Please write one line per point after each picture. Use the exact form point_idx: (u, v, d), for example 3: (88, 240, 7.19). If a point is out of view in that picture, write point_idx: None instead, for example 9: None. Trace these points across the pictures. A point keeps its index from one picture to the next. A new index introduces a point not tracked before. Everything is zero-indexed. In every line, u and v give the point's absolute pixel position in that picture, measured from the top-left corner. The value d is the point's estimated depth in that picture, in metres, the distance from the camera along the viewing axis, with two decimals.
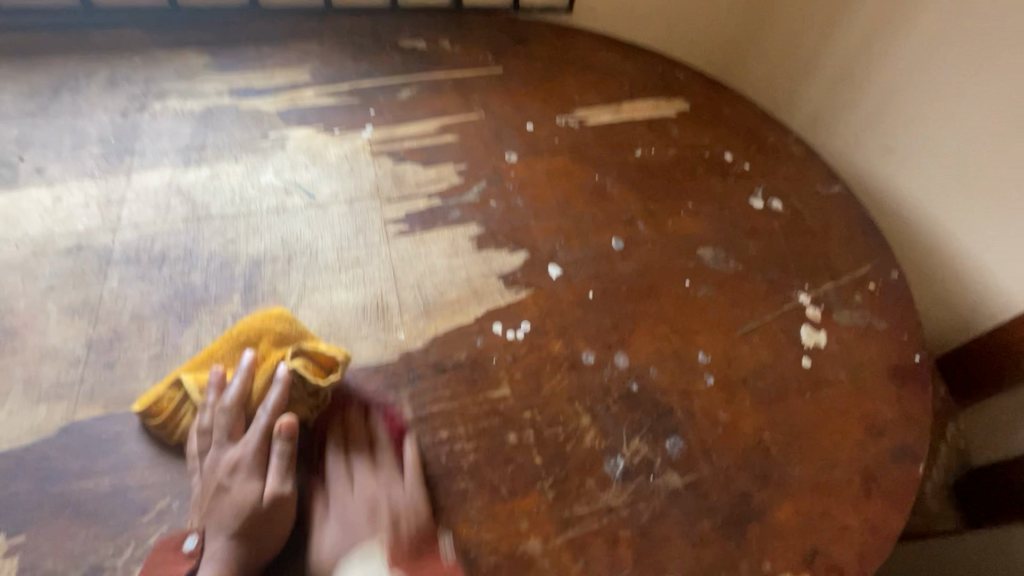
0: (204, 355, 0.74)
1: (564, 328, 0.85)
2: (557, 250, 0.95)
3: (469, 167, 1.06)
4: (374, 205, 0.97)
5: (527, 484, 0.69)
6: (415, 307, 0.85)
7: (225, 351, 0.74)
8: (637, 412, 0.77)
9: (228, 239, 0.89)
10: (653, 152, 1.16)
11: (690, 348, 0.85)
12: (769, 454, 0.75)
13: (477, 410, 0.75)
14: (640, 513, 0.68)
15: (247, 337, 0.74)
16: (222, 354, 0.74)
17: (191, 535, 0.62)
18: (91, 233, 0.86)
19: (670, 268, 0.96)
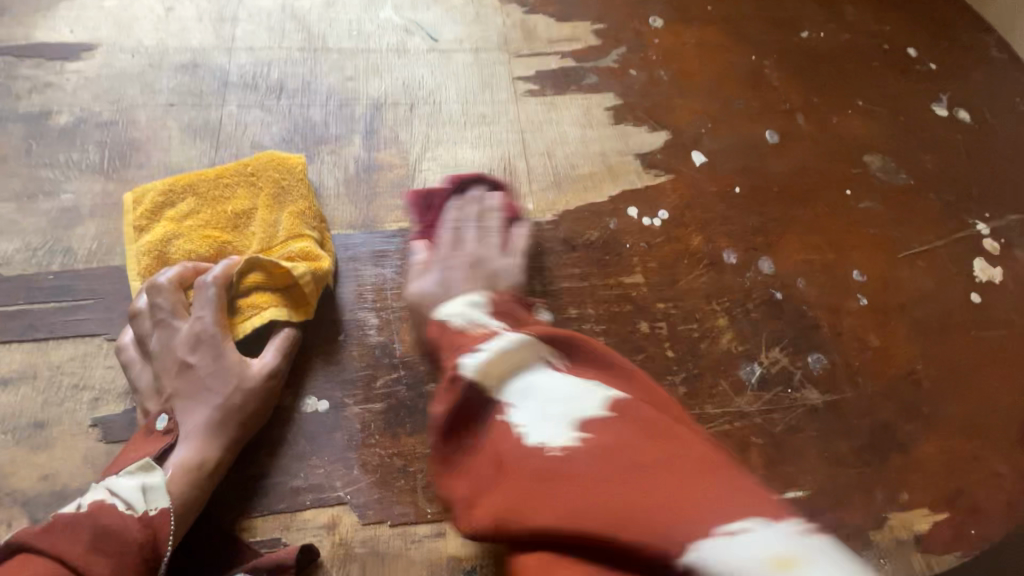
0: (213, 241, 0.63)
1: (706, 223, 0.76)
2: (702, 135, 0.84)
3: (607, 28, 0.92)
4: (501, 58, 0.86)
5: (656, 376, 0.65)
6: (545, 176, 0.77)
7: (232, 235, 0.63)
8: (780, 322, 0.70)
9: (347, 76, 0.81)
10: (823, 35, 0.98)
11: (844, 264, 0.76)
12: (921, 387, 0.68)
13: (608, 293, 0.69)
14: (773, 424, 0.64)
15: (252, 209, 0.64)
16: (229, 239, 0.63)
17: (159, 416, 0.55)
18: (206, 51, 0.79)
19: (830, 174, 0.83)
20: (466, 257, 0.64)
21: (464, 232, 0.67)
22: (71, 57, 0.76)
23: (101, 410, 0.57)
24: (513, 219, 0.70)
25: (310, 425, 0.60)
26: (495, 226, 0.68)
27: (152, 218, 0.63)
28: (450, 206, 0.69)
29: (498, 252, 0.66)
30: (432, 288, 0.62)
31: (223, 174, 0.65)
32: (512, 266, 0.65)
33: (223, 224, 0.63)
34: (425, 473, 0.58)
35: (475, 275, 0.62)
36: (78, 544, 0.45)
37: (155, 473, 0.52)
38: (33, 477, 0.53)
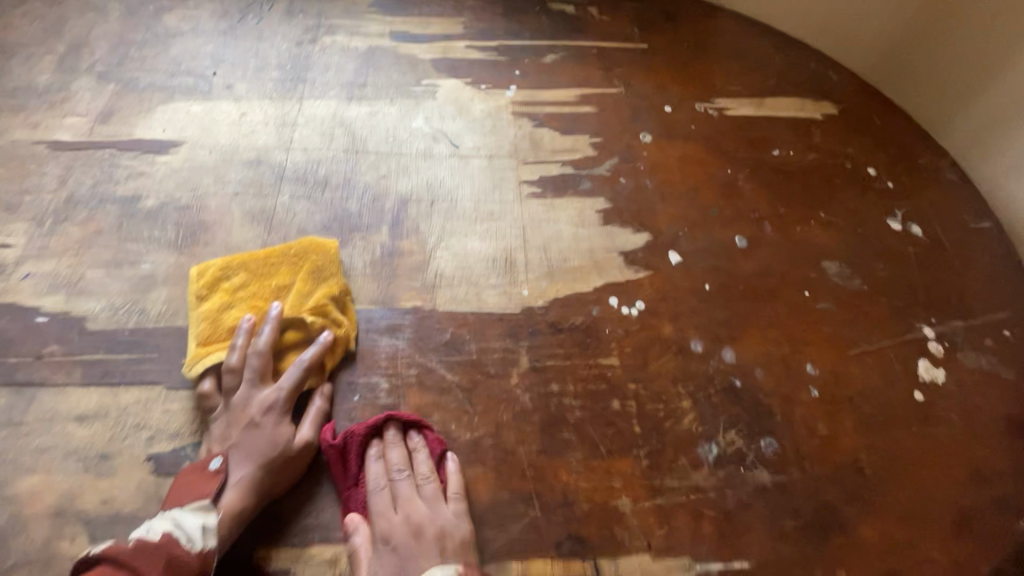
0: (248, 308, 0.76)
1: (677, 314, 0.88)
2: (679, 237, 0.97)
3: (603, 142, 1.08)
4: (511, 164, 1.02)
5: (624, 449, 0.74)
6: (540, 267, 0.90)
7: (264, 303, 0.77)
8: (737, 407, 0.80)
9: (381, 174, 0.97)
10: (791, 154, 1.13)
11: (799, 357, 0.86)
12: (863, 475, 0.77)
13: (587, 372, 0.80)
14: (726, 499, 0.72)
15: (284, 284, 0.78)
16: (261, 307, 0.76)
17: (216, 457, 0.66)
18: (268, 150, 0.97)
19: (790, 277, 0.95)
20: (409, 523, 0.66)
21: (396, 487, 0.69)
22: (162, 152, 0.94)
23: (154, 448, 0.68)
24: (441, 453, 0.71)
25: (326, 480, 0.70)
26: (417, 469, 0.70)
27: (210, 288, 0.77)
28: (372, 455, 0.70)
29: (429, 495, 0.68)
30: (385, 566, 0.63)
31: (270, 255, 0.80)
32: (450, 513, 0.67)
33: (264, 295, 0.77)
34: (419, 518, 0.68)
35: (421, 542, 0.65)
36: (152, 566, 0.56)
37: (212, 514, 0.62)
38: (93, 501, 0.65)
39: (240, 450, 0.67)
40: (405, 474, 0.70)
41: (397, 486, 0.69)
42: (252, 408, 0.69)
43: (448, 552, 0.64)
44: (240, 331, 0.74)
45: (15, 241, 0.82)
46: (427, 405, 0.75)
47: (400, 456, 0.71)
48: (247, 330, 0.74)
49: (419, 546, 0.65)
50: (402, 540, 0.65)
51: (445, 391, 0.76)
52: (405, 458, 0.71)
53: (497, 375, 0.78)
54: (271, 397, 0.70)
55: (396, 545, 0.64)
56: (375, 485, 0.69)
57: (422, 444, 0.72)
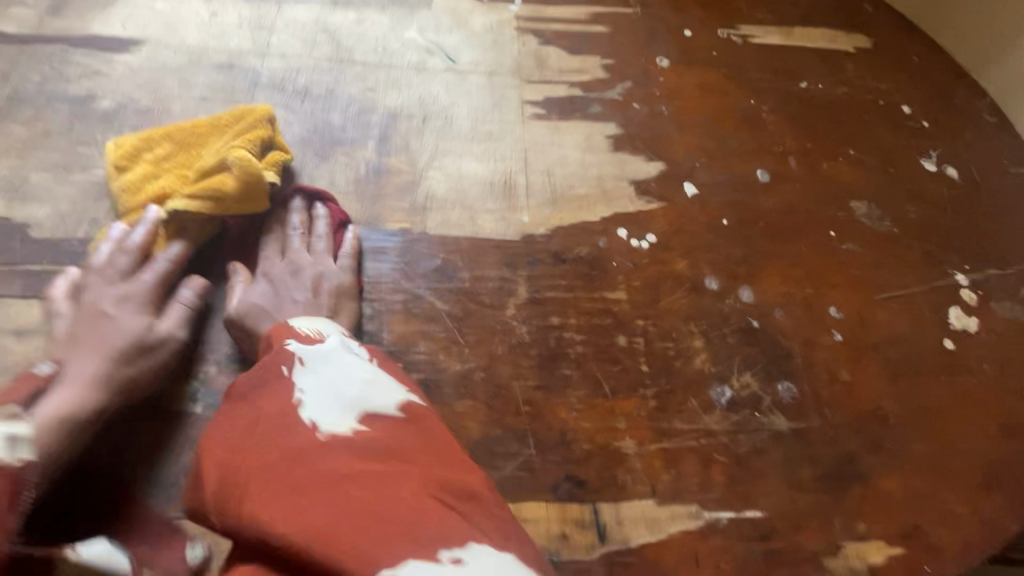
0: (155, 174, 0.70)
1: (691, 249, 0.80)
2: (696, 168, 0.88)
3: (615, 64, 0.98)
4: (513, 82, 0.92)
5: (629, 388, 0.67)
6: (543, 193, 0.81)
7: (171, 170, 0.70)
8: (754, 348, 0.73)
9: (368, 87, 0.87)
10: (821, 87, 1.03)
11: (823, 300, 0.79)
12: (887, 424, 0.70)
13: (591, 306, 0.72)
14: (739, 444, 0.66)
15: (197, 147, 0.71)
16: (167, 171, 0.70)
17: (45, 363, 0.60)
18: (241, 54, 0.86)
19: (815, 215, 0.87)
20: (290, 264, 0.69)
21: (290, 240, 0.71)
22: (120, 50, 0.83)
23: None
24: (342, 224, 0.73)
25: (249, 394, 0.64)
26: (313, 232, 0.72)
27: (130, 159, 0.71)
28: (275, 226, 0.72)
29: (318, 251, 0.70)
30: (260, 295, 0.66)
31: (198, 125, 0.72)
32: (335, 266, 0.69)
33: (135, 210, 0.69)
34: None
35: (298, 279, 0.68)
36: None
37: (20, 426, 0.53)
38: None
39: (80, 353, 0.60)
40: (299, 236, 0.71)
41: (290, 241, 0.71)
42: (102, 305, 0.63)
43: (321, 293, 0.67)
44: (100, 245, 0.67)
45: None
46: (412, 333, 0.67)
47: (302, 219, 0.72)
48: (110, 240, 0.66)
49: (299, 290, 0.67)
50: (285, 279, 0.68)
51: (433, 319, 0.68)
52: (304, 223, 0.72)
53: (491, 305, 0.70)
54: (125, 292, 0.64)
55: (277, 283, 0.67)
56: (271, 247, 0.71)
57: (326, 214, 0.73)
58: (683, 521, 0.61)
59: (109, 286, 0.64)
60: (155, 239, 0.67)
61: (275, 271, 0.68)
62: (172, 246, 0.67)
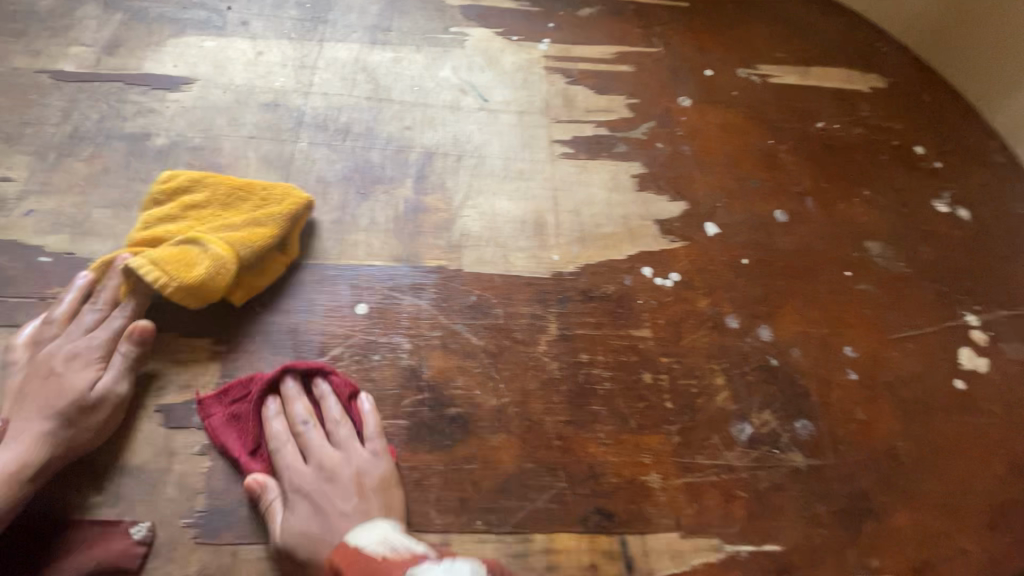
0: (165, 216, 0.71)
1: (713, 288, 0.83)
2: (717, 207, 0.92)
3: (639, 104, 1.02)
4: (542, 121, 0.96)
5: (654, 424, 0.71)
6: (571, 231, 0.85)
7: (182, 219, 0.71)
8: (773, 386, 0.76)
9: (405, 125, 0.91)
10: (836, 127, 1.07)
11: (838, 339, 0.82)
12: (899, 462, 0.74)
13: (618, 343, 0.76)
14: (758, 480, 0.69)
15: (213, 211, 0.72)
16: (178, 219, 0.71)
17: None
18: (286, 93, 0.91)
19: (831, 255, 0.90)
20: (319, 467, 0.62)
21: (303, 436, 0.64)
22: (173, 89, 0.87)
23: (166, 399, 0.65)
24: (352, 395, 0.67)
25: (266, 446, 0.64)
26: (326, 416, 0.65)
27: (170, 194, 0.73)
28: (273, 412, 0.65)
29: (341, 439, 0.64)
30: (302, 516, 0.58)
31: (240, 186, 0.74)
32: (368, 453, 0.63)
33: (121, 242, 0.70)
34: (438, 488, 0.64)
35: (334, 484, 0.61)
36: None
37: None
38: (99, 451, 0.61)
39: (26, 408, 0.59)
40: (311, 424, 0.64)
41: (303, 433, 0.64)
42: (56, 358, 0.62)
43: (368, 493, 0.60)
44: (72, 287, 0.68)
45: (16, 175, 0.76)
46: (450, 368, 0.71)
47: (307, 407, 0.65)
48: (84, 285, 0.68)
49: (346, 500, 0.60)
50: (316, 485, 0.60)
51: (470, 355, 0.72)
52: (309, 407, 0.65)
53: (524, 342, 0.74)
54: (79, 347, 0.63)
55: (309, 495, 0.60)
56: (281, 437, 0.63)
57: (330, 391, 0.66)
58: (706, 554, 0.64)
59: (72, 336, 0.64)
60: (120, 287, 0.67)
61: (298, 475, 0.61)
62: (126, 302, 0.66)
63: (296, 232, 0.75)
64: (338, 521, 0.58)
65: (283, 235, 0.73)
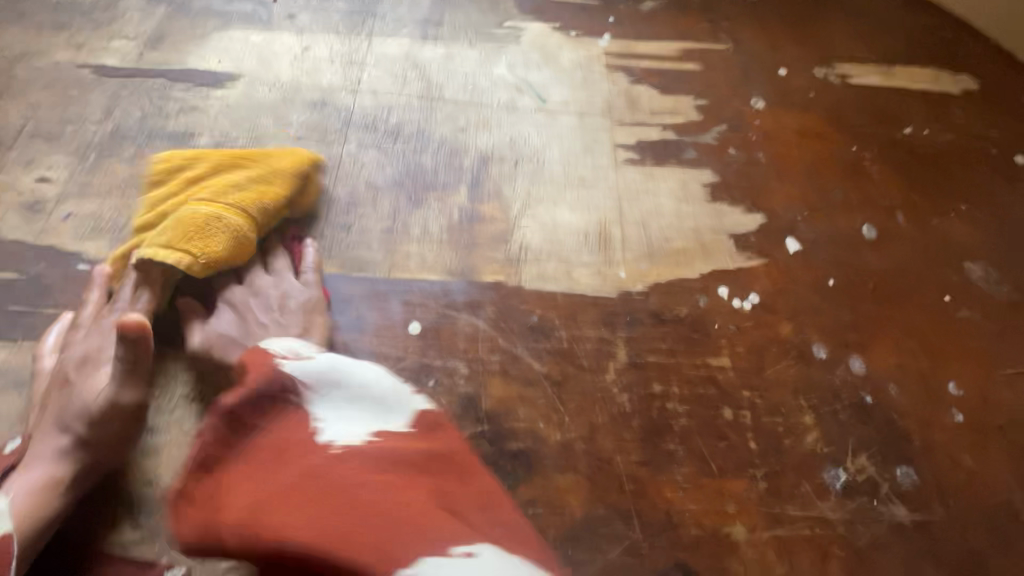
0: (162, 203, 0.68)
1: (796, 312, 0.75)
2: (798, 221, 0.84)
3: (709, 105, 0.94)
4: (604, 123, 0.89)
5: (737, 467, 0.63)
6: (639, 245, 0.78)
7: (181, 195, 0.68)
8: (869, 427, 0.68)
9: (459, 127, 0.85)
10: (927, 133, 0.97)
11: (940, 374, 0.73)
12: (1018, 519, 0.65)
13: (694, 373, 0.69)
14: (857, 536, 0.61)
15: (213, 180, 0.69)
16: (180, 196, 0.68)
17: (14, 440, 0.56)
18: (334, 91, 0.85)
19: (927, 277, 0.81)
20: (275, 325, 0.63)
21: (261, 301, 0.65)
22: (216, 86, 0.83)
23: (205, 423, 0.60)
24: (308, 264, 0.70)
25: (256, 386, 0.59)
26: (277, 265, 0.69)
27: (163, 178, 0.70)
28: (232, 289, 0.66)
29: (296, 301, 0.65)
30: (229, 334, 0.62)
31: (235, 157, 0.71)
32: (300, 288, 0.66)
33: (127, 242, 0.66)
34: None
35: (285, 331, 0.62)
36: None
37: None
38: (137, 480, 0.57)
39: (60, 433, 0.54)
40: (269, 290, 0.66)
41: (261, 299, 0.65)
42: (67, 364, 0.58)
43: (315, 336, 0.62)
44: (91, 284, 0.63)
45: (55, 176, 0.72)
46: (511, 398, 0.65)
47: (263, 279, 0.67)
48: (100, 281, 0.63)
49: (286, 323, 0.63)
50: (270, 338, 0.61)
51: (533, 383, 0.66)
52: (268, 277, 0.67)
53: (591, 369, 0.67)
54: (91, 350, 0.59)
55: (263, 343, 0.60)
56: (238, 303, 0.65)
57: (287, 266, 0.69)
58: None
59: (85, 337, 0.60)
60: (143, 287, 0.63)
61: (251, 332, 0.62)
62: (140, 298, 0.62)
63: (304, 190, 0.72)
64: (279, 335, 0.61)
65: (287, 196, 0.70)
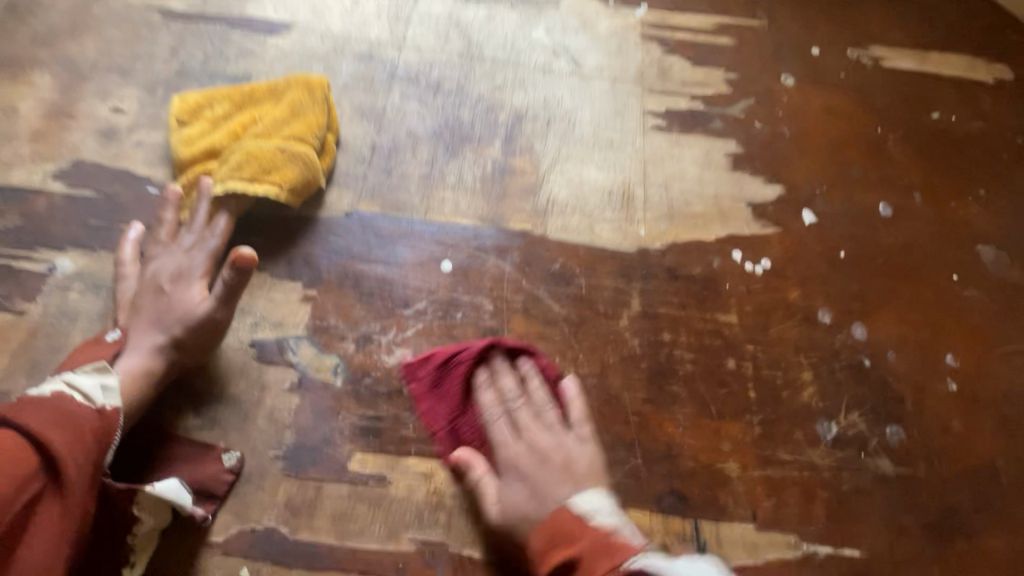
0: (212, 142, 0.74)
1: (805, 279, 0.79)
2: (816, 195, 0.87)
3: (739, 79, 0.96)
4: (635, 90, 0.93)
5: (735, 412, 0.69)
6: (660, 206, 0.82)
7: (231, 134, 0.74)
8: (863, 387, 0.72)
9: (496, 85, 0.89)
10: (955, 118, 0.98)
11: (939, 346, 0.77)
12: (997, 482, 0.69)
13: (703, 326, 0.73)
14: (842, 482, 0.66)
15: (254, 118, 0.76)
16: (231, 136, 0.74)
17: (114, 330, 0.63)
18: (380, 44, 0.90)
19: (936, 255, 0.84)
20: (535, 451, 0.62)
21: (517, 412, 0.65)
22: (272, 33, 0.88)
23: (258, 334, 0.67)
24: (556, 379, 0.68)
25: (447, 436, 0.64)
26: (327, 204, 0.76)
27: (191, 115, 0.76)
28: (485, 388, 0.66)
29: (553, 428, 0.64)
30: (516, 493, 0.60)
31: (255, 89, 0.77)
32: (578, 442, 0.63)
33: (192, 176, 0.73)
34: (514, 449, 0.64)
35: (546, 469, 0.61)
36: (42, 414, 0.52)
37: (112, 374, 0.58)
38: (199, 378, 0.65)
39: (140, 329, 0.62)
40: (523, 401, 0.65)
41: (520, 412, 0.65)
42: (162, 276, 0.65)
43: (580, 480, 0.60)
44: (167, 203, 0.70)
45: (129, 108, 0.79)
46: (530, 334, 0.71)
47: (512, 381, 0.66)
48: (174, 202, 0.70)
49: (544, 472, 0.61)
50: (518, 463, 0.61)
51: (551, 323, 0.71)
52: (514, 384, 0.66)
53: (606, 315, 0.73)
54: (182, 266, 0.66)
55: (520, 470, 0.61)
56: (506, 395, 0.66)
57: (536, 371, 0.67)
58: (779, 550, 0.63)
59: (172, 254, 0.67)
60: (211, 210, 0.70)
61: (508, 450, 0.62)
62: (217, 221, 0.69)
63: (332, 111, 0.80)
64: (549, 496, 0.59)
65: (327, 118, 0.78)
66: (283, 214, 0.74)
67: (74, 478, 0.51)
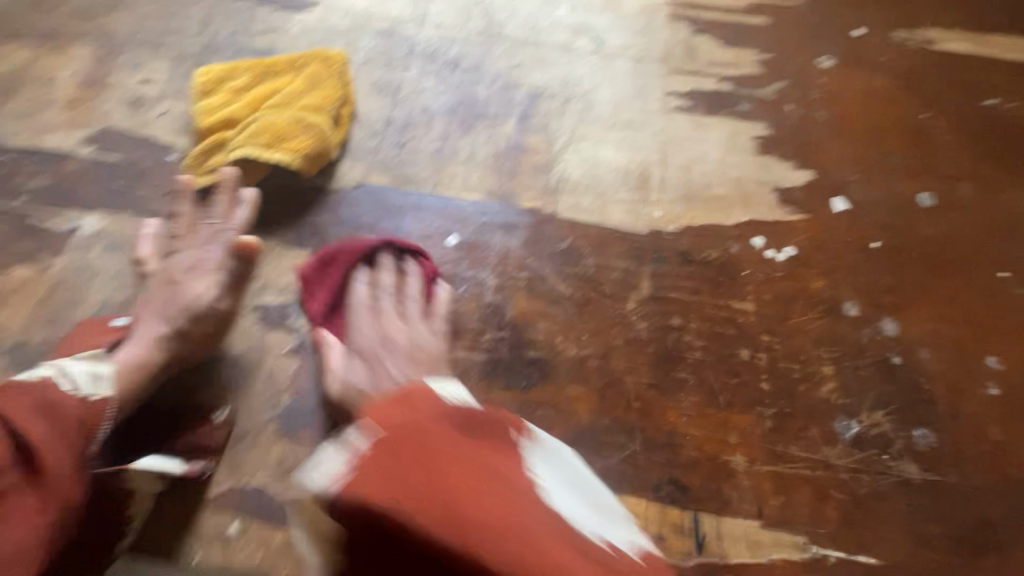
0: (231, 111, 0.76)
1: (832, 269, 0.74)
2: (849, 181, 0.81)
3: (772, 60, 0.91)
4: (659, 71, 0.89)
5: (745, 403, 0.65)
6: (678, 189, 0.79)
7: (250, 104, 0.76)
8: (890, 386, 0.67)
9: (514, 64, 0.88)
10: (1013, 105, 0.90)
11: (980, 347, 0.70)
12: None
13: (716, 313, 0.70)
14: (860, 484, 0.62)
15: (274, 88, 0.78)
16: (249, 105, 0.76)
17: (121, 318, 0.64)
18: (401, 22, 0.90)
19: (982, 250, 0.77)
20: (377, 332, 0.63)
21: (380, 304, 0.65)
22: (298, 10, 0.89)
23: (264, 298, 0.68)
24: (434, 278, 0.68)
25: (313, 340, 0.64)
26: (340, 175, 0.76)
27: (214, 86, 0.78)
28: (359, 281, 0.67)
29: (412, 317, 0.64)
30: (356, 372, 0.60)
31: (277, 62, 0.79)
32: (428, 331, 0.63)
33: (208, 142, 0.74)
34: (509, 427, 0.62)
35: (393, 354, 0.61)
36: (21, 408, 0.49)
37: (104, 364, 0.56)
38: None
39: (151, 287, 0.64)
40: (398, 299, 0.66)
41: (386, 305, 0.65)
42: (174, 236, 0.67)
43: (418, 365, 0.61)
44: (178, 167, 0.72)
45: (158, 79, 0.81)
46: (533, 312, 0.69)
47: (393, 282, 0.66)
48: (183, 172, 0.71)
49: (389, 353, 0.61)
50: (369, 342, 0.62)
51: (556, 302, 0.69)
52: (395, 281, 0.66)
53: (613, 296, 0.70)
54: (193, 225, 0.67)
55: (357, 348, 0.62)
56: (382, 292, 0.66)
57: (419, 272, 0.67)
58: (786, 551, 0.59)
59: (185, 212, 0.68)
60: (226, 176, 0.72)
61: (365, 325, 0.64)
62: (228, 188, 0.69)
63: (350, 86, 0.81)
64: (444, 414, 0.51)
65: (344, 91, 0.79)
66: (295, 184, 0.75)
67: (55, 470, 0.48)
